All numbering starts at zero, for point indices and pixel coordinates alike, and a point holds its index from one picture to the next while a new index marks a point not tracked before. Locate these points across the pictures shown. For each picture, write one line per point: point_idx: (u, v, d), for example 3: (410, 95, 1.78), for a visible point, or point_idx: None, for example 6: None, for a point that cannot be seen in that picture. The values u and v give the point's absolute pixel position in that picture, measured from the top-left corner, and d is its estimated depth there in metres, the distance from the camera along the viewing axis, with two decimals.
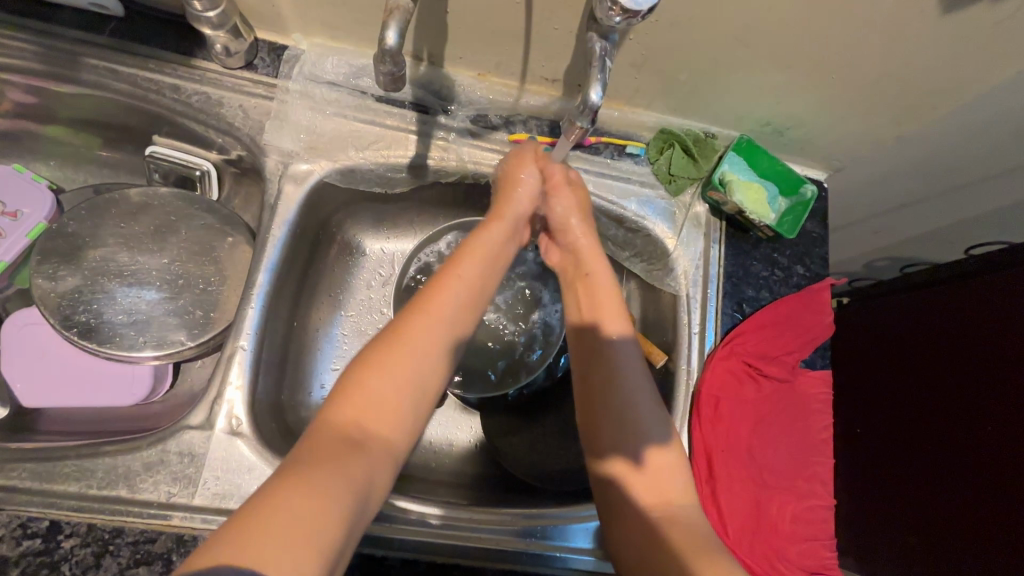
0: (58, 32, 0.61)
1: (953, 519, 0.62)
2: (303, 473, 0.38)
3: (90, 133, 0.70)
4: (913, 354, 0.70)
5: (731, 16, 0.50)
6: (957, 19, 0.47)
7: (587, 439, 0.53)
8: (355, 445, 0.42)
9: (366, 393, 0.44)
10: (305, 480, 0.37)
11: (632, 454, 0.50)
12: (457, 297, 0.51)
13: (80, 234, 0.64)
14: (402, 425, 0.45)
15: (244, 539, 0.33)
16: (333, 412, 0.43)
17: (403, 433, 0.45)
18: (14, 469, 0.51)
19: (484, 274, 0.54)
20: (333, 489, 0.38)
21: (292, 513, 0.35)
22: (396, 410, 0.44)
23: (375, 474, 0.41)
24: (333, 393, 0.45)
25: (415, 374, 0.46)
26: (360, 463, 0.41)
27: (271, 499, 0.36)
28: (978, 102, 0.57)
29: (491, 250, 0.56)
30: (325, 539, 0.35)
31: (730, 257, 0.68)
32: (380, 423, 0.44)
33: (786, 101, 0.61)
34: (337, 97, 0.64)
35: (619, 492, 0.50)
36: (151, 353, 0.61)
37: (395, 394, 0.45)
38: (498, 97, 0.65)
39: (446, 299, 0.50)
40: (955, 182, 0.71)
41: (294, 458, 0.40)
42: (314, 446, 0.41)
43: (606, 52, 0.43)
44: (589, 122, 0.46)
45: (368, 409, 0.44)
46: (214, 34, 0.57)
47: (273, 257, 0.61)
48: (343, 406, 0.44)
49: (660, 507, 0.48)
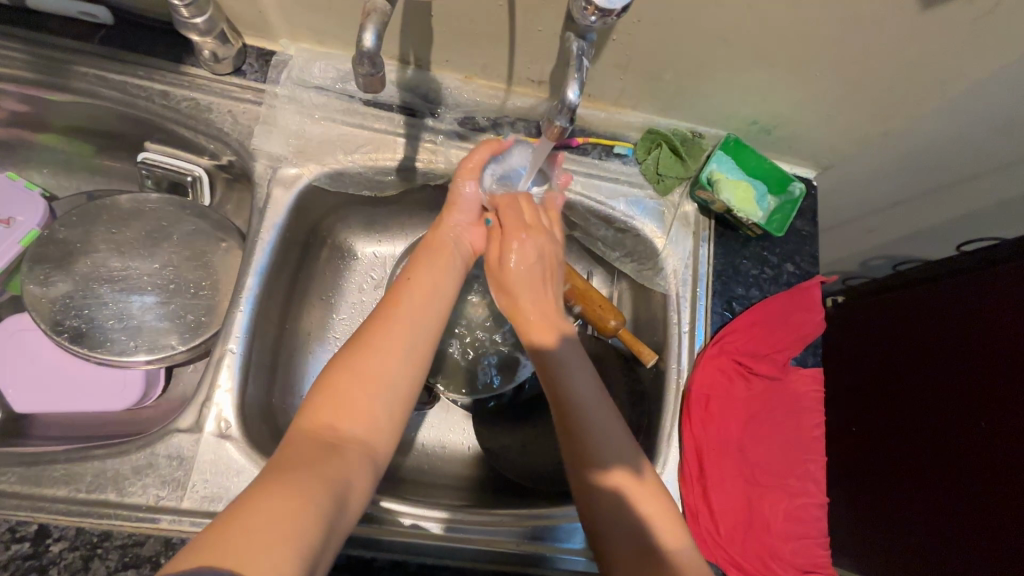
0: (48, 41, 0.62)
1: (947, 517, 0.61)
2: (282, 475, 0.38)
3: (83, 140, 0.71)
4: (907, 351, 0.70)
5: (712, 15, 0.50)
6: (937, 14, 0.48)
7: (572, 451, 0.50)
8: (329, 448, 0.42)
9: (338, 394, 0.45)
10: (284, 483, 0.38)
11: (633, 464, 0.50)
12: (416, 300, 0.52)
13: (71, 240, 0.64)
14: (377, 423, 0.45)
15: (224, 537, 0.33)
16: (310, 417, 0.44)
17: (382, 431, 0.45)
18: (3, 473, 0.51)
19: (435, 278, 0.55)
20: (312, 489, 0.38)
21: (272, 512, 0.35)
22: (367, 409, 0.45)
23: (352, 474, 0.42)
24: (308, 401, 0.45)
25: (379, 373, 0.46)
26: (337, 463, 0.41)
27: (254, 501, 0.36)
28: (962, 98, 0.57)
29: (447, 257, 0.57)
30: (304, 537, 0.35)
31: (720, 255, 0.68)
32: (353, 424, 0.44)
33: (772, 100, 0.62)
34: (326, 101, 0.65)
35: (611, 494, 0.48)
36: (143, 357, 0.61)
37: (364, 392, 0.45)
38: (485, 99, 0.65)
39: (404, 304, 0.51)
40: (944, 178, 0.71)
41: (273, 464, 0.40)
42: (290, 451, 0.41)
43: (584, 51, 0.44)
44: (567, 120, 0.46)
45: (341, 411, 0.44)
46: (201, 40, 0.57)
47: (262, 260, 0.61)
48: (319, 412, 0.44)
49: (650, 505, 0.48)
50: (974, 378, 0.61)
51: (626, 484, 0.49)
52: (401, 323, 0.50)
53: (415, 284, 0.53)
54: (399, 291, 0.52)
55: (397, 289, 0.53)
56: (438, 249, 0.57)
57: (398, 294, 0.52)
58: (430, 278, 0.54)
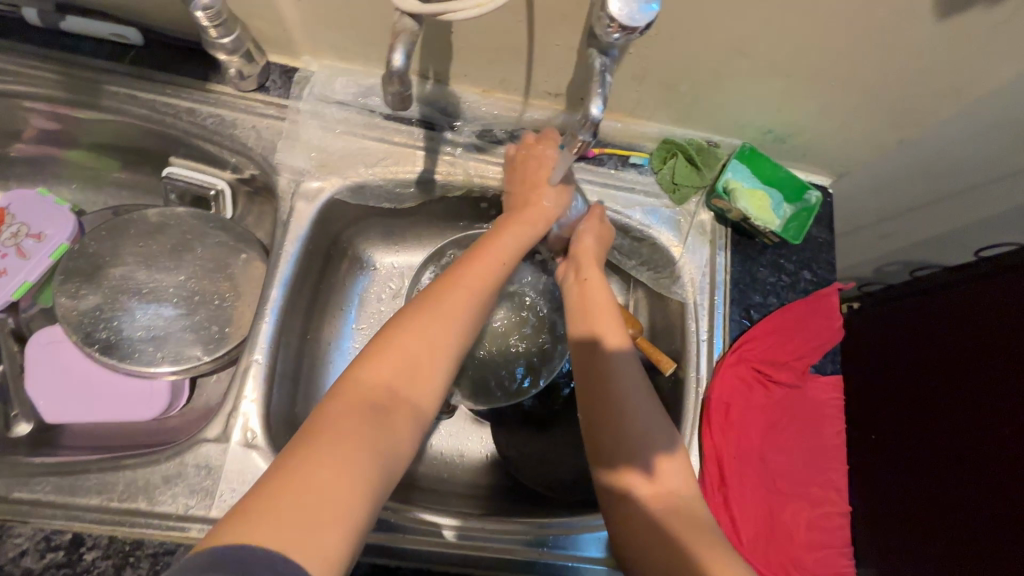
0: (79, 61, 0.63)
1: (970, 520, 0.61)
2: (328, 437, 0.39)
3: (109, 156, 0.73)
4: (930, 357, 0.69)
5: (729, 27, 0.51)
6: (954, 24, 0.48)
7: (596, 447, 0.52)
8: (383, 407, 0.42)
9: (400, 352, 0.45)
10: (329, 443, 0.39)
11: (644, 467, 0.50)
12: (492, 272, 0.52)
13: (100, 254, 0.66)
14: (435, 385, 0.46)
15: (274, 505, 0.35)
16: (363, 376, 0.43)
17: (434, 396, 0.46)
18: (38, 482, 0.52)
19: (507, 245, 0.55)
20: (360, 455, 0.39)
21: (316, 481, 0.36)
22: (427, 370, 0.45)
23: (401, 438, 0.42)
24: (353, 366, 0.45)
25: (444, 338, 0.47)
26: (389, 426, 0.42)
27: (296, 470, 0.37)
28: (979, 106, 0.57)
29: (526, 233, 0.57)
30: (351, 507, 0.36)
31: (737, 263, 0.68)
32: (411, 381, 0.44)
33: (787, 109, 0.62)
34: (347, 116, 0.66)
35: (621, 493, 0.50)
36: (169, 368, 0.63)
37: (430, 355, 0.46)
38: (503, 112, 0.67)
39: (483, 274, 0.51)
40: (961, 185, 0.71)
41: (315, 419, 0.41)
42: (338, 409, 0.41)
43: (607, 67, 0.44)
44: (591, 135, 0.47)
45: (404, 369, 0.44)
46: (228, 59, 0.59)
47: (286, 272, 0.62)
48: (379, 365, 0.44)
49: (665, 509, 0.48)
50: (997, 383, 0.61)
51: (640, 489, 0.49)
52: (475, 292, 0.50)
53: (497, 259, 0.53)
54: (477, 257, 0.53)
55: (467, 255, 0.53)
56: (519, 221, 0.57)
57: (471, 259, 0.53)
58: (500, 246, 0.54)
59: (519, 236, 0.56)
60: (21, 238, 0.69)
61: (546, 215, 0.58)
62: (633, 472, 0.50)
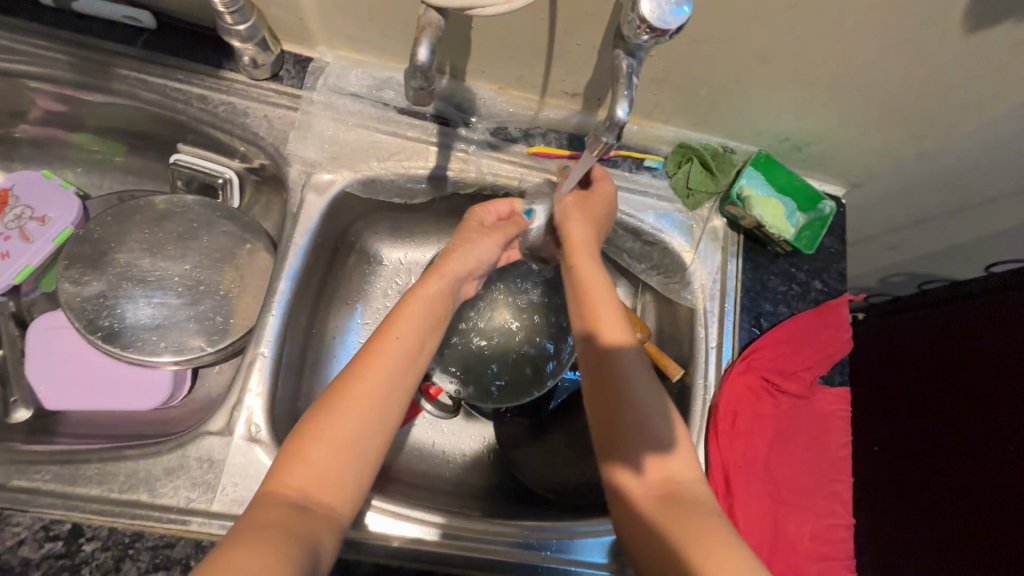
0: (89, 42, 0.62)
1: (970, 539, 0.61)
2: (263, 525, 0.38)
3: (115, 140, 0.72)
4: (922, 372, 0.70)
5: (755, 33, 0.51)
6: (983, 38, 0.48)
7: (599, 444, 0.51)
8: (301, 507, 0.41)
9: (336, 437, 0.44)
10: (259, 538, 0.37)
11: (633, 461, 0.49)
12: (391, 354, 0.48)
13: (105, 239, 0.65)
14: (349, 488, 0.44)
15: None
16: (288, 470, 0.43)
17: (351, 493, 0.44)
18: (38, 471, 0.52)
19: (427, 327, 0.51)
20: (287, 543, 0.38)
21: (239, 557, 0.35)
22: (340, 471, 0.43)
23: (323, 535, 0.41)
24: (284, 453, 0.44)
25: (346, 434, 0.44)
26: (311, 520, 0.41)
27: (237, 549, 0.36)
28: (999, 122, 0.57)
29: (431, 303, 0.52)
30: None
31: (748, 270, 0.68)
32: (328, 482, 0.43)
33: (808, 118, 0.62)
34: (360, 108, 0.65)
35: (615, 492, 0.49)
36: (170, 358, 0.62)
37: (343, 448, 0.44)
38: (519, 110, 0.66)
39: (381, 361, 0.47)
40: (977, 199, 0.70)
41: (250, 513, 0.40)
42: (268, 505, 0.41)
43: (634, 69, 0.43)
44: (615, 137, 0.46)
45: (325, 468, 0.43)
46: (242, 46, 0.58)
47: (294, 265, 0.61)
48: (298, 463, 0.43)
49: (654, 500, 0.47)
50: (989, 398, 0.62)
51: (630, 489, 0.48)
52: (376, 379, 0.46)
53: (396, 335, 0.49)
54: (385, 332, 0.49)
55: (380, 332, 0.49)
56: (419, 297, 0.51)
57: (386, 335, 0.49)
58: (423, 312, 0.51)
59: (429, 303, 0.52)
60: (23, 220, 0.68)
61: (456, 272, 0.54)
62: (619, 464, 0.49)
